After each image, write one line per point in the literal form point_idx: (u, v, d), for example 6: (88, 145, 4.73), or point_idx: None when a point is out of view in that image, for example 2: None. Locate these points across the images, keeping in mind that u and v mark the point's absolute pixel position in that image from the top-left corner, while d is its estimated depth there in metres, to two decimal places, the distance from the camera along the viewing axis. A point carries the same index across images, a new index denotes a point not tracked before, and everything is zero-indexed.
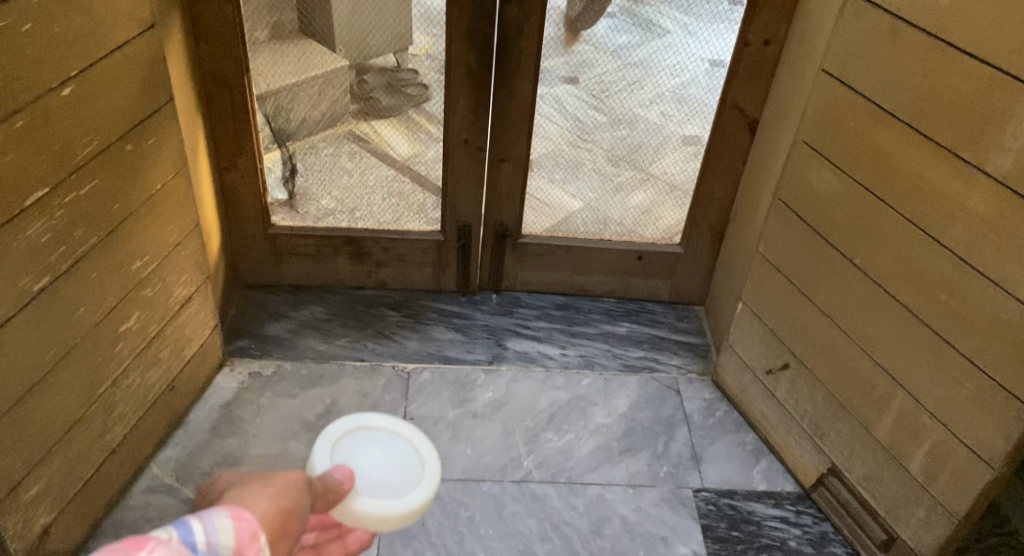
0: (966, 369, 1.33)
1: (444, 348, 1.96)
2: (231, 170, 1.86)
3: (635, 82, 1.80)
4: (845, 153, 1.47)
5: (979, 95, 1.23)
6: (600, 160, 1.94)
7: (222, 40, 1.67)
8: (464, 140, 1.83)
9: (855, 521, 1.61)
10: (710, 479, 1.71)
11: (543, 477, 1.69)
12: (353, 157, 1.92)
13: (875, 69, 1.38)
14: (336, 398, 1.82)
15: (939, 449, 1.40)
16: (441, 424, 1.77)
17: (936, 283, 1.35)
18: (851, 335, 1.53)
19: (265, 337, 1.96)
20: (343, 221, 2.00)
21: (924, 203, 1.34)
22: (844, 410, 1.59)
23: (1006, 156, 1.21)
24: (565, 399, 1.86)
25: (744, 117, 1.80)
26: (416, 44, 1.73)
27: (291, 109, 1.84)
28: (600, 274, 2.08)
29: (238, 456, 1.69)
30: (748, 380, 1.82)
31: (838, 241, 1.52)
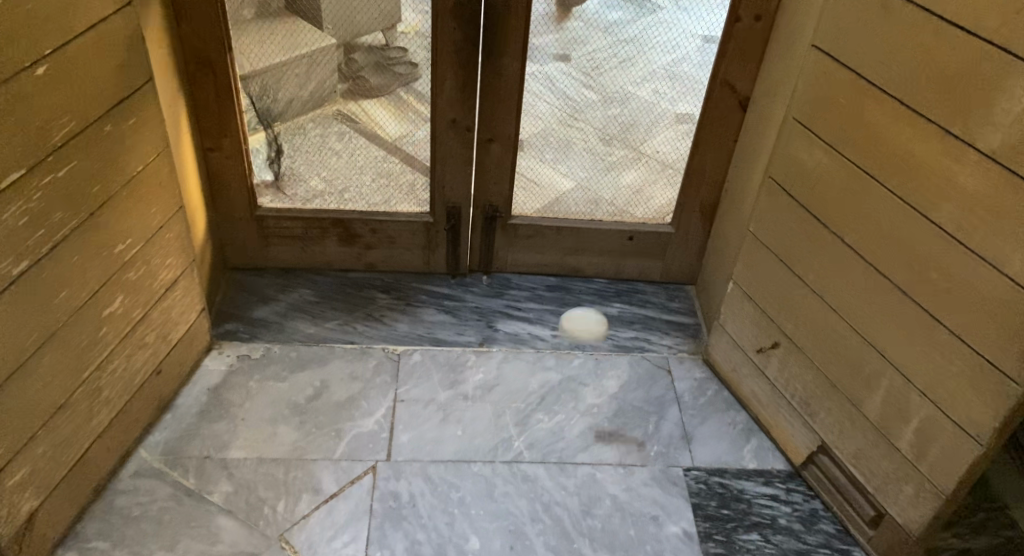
0: (955, 347, 1.33)
1: (435, 330, 1.95)
2: (216, 151, 1.84)
3: (627, 59, 1.79)
4: (836, 130, 1.47)
5: (968, 70, 1.22)
6: (592, 139, 1.92)
7: (205, 18, 1.64)
8: (452, 120, 1.82)
9: (845, 498, 1.62)
10: (700, 458, 1.72)
11: (534, 457, 1.69)
12: (342, 138, 1.89)
13: (866, 45, 1.38)
14: (326, 381, 1.81)
15: (928, 426, 1.41)
16: (432, 407, 1.77)
17: (925, 261, 1.35)
18: (841, 314, 1.54)
19: (253, 320, 1.94)
20: (331, 203, 1.98)
21: (913, 180, 1.34)
22: (834, 388, 1.59)
23: (996, 132, 1.20)
24: (556, 380, 1.85)
25: (735, 94, 1.79)
26: (404, 22, 1.71)
27: (278, 89, 1.81)
28: (591, 255, 2.07)
29: (227, 440, 1.68)
30: (738, 359, 1.82)
31: (829, 219, 1.52)
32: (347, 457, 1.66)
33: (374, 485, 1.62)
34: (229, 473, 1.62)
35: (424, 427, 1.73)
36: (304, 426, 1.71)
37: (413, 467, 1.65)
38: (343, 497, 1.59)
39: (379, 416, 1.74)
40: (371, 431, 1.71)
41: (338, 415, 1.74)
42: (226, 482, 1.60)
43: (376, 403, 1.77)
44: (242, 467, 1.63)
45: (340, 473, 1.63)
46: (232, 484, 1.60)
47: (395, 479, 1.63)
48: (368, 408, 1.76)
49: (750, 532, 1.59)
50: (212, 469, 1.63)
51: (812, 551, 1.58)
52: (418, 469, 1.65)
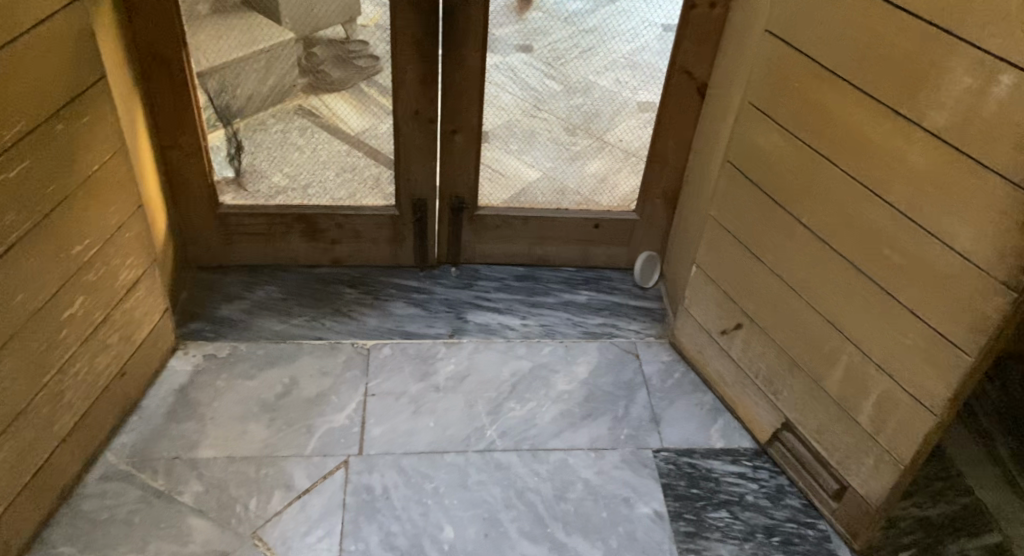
0: (910, 321, 1.38)
1: (404, 323, 1.95)
2: (175, 149, 1.81)
3: (588, 49, 1.82)
4: (792, 114, 1.50)
5: (915, 52, 1.26)
6: (557, 129, 1.95)
7: (158, 15, 1.61)
8: (414, 112, 1.81)
9: (809, 473, 1.67)
10: (669, 439, 1.76)
11: (507, 446, 1.70)
12: (304, 133, 1.88)
13: (817, 30, 1.41)
14: (295, 377, 1.80)
15: (886, 400, 1.46)
16: (403, 399, 1.78)
17: (880, 240, 1.40)
18: (801, 293, 1.58)
19: (219, 319, 1.92)
20: (295, 198, 1.96)
21: (867, 161, 1.38)
22: (796, 366, 1.64)
23: (942, 111, 1.25)
24: (526, 368, 1.87)
25: (692, 81, 1.80)
26: (364, 15, 1.70)
27: (237, 85, 1.79)
28: (558, 244, 2.09)
29: (196, 439, 1.67)
30: (704, 341, 1.86)
31: (787, 201, 1.56)
32: (319, 452, 1.66)
33: (347, 480, 1.62)
34: (199, 472, 1.61)
35: (396, 420, 1.73)
36: (275, 423, 1.71)
37: (385, 460, 1.66)
38: (316, 492, 1.59)
39: (350, 410, 1.74)
40: (342, 425, 1.71)
41: (308, 411, 1.74)
42: (196, 482, 1.59)
43: (347, 398, 1.77)
44: (212, 466, 1.62)
45: (312, 469, 1.63)
46: (203, 483, 1.59)
47: (368, 473, 1.63)
48: (339, 402, 1.76)
49: (719, 510, 1.63)
50: (182, 469, 1.61)
51: (779, 526, 1.62)
52: (391, 461, 1.65)
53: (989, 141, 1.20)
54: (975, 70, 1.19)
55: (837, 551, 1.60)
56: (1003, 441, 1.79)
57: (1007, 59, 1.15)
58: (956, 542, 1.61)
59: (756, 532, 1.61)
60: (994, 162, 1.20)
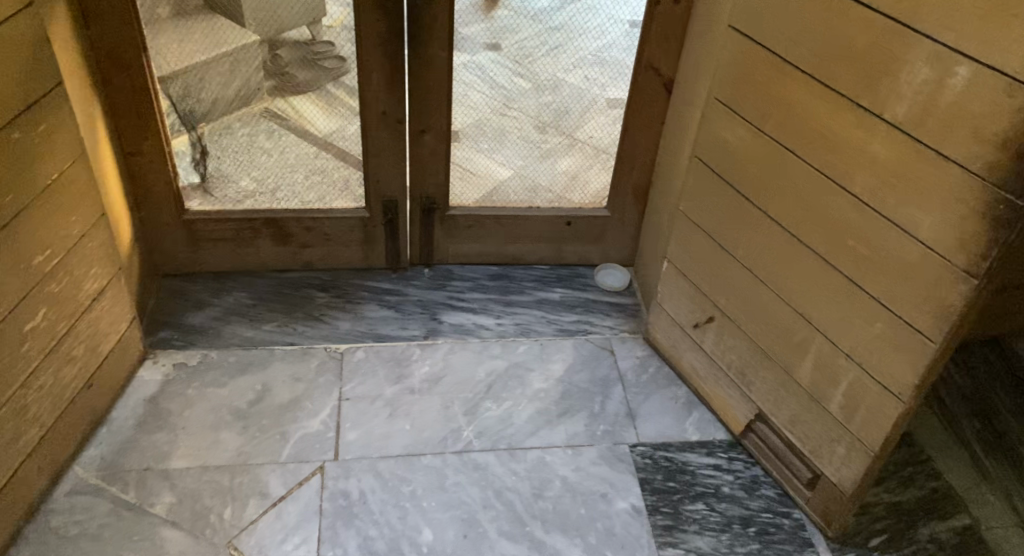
0: (877, 310, 1.41)
1: (377, 326, 1.94)
2: (138, 156, 1.78)
3: (557, 46, 1.86)
4: (758, 108, 1.52)
5: (875, 45, 1.28)
6: (528, 127, 1.99)
7: (116, 19, 1.58)
8: (382, 112, 1.80)
9: (783, 463, 1.69)
10: (646, 434, 1.77)
11: (484, 446, 1.70)
12: (272, 136, 1.87)
13: (780, 25, 1.43)
14: (268, 384, 1.78)
15: (856, 388, 1.48)
16: (379, 402, 1.76)
17: (846, 230, 1.42)
18: (770, 285, 1.60)
19: (188, 327, 1.89)
20: (264, 202, 1.94)
21: (832, 153, 1.40)
22: (768, 358, 1.66)
23: (902, 103, 1.27)
24: (502, 367, 1.87)
25: (659, 77, 1.81)
26: (329, 16, 1.69)
27: (201, 89, 1.77)
28: (531, 242, 2.09)
29: (168, 449, 1.64)
30: (677, 335, 1.87)
31: (755, 194, 1.57)
32: (294, 458, 1.64)
33: (323, 485, 1.60)
34: (171, 483, 1.58)
35: (371, 424, 1.72)
36: (248, 431, 1.69)
37: (362, 465, 1.64)
38: (292, 499, 1.57)
39: (325, 416, 1.73)
40: (317, 431, 1.70)
41: (282, 418, 1.72)
42: (169, 493, 1.57)
43: (321, 403, 1.75)
44: (185, 477, 1.59)
45: (287, 476, 1.61)
46: (176, 494, 1.57)
47: (344, 478, 1.62)
48: (313, 408, 1.74)
49: (695, 502, 1.65)
50: (153, 481, 1.58)
51: (755, 516, 1.64)
52: (367, 466, 1.64)
53: (948, 131, 1.22)
54: (932, 62, 1.22)
55: (812, 539, 1.62)
56: (969, 425, 1.83)
57: (963, 51, 1.17)
58: (927, 525, 1.64)
59: (733, 523, 1.62)
60: (954, 152, 1.22)
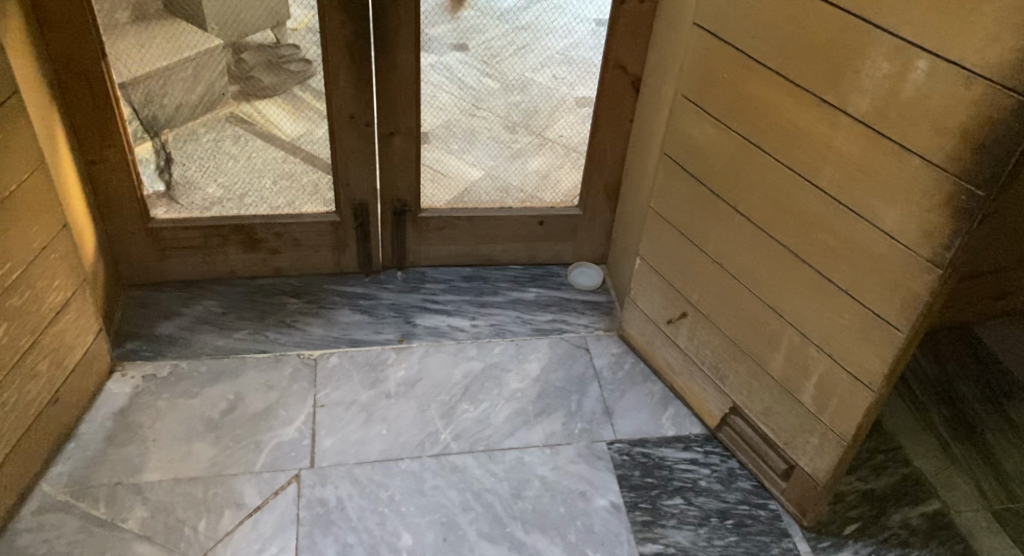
0: (846, 301, 1.42)
1: (350, 331, 1.92)
2: (100, 164, 1.75)
3: (525, 46, 1.82)
4: (724, 104, 1.53)
5: (837, 40, 1.30)
6: (497, 128, 1.96)
7: (73, 26, 1.55)
8: (350, 115, 1.78)
9: (758, 455, 1.70)
10: (623, 431, 1.77)
11: (462, 448, 1.69)
12: (238, 141, 1.84)
13: (743, 22, 1.44)
14: (240, 393, 1.75)
15: (827, 378, 1.50)
16: (354, 408, 1.75)
17: (814, 224, 1.43)
18: (741, 280, 1.61)
19: (157, 337, 1.86)
20: (231, 209, 1.91)
21: (798, 147, 1.42)
22: (740, 351, 1.67)
23: (864, 97, 1.29)
24: (478, 369, 1.86)
25: (626, 75, 1.82)
26: (293, 18, 1.67)
27: (164, 95, 1.74)
28: (503, 242, 2.08)
29: (139, 463, 1.61)
30: (651, 331, 1.88)
31: (723, 190, 1.59)
32: (269, 468, 1.62)
33: (299, 494, 1.58)
34: (144, 497, 1.55)
35: (347, 430, 1.71)
36: (221, 441, 1.66)
37: (339, 471, 1.63)
38: (267, 509, 1.55)
39: (299, 423, 1.71)
40: (292, 439, 1.68)
41: (255, 426, 1.69)
42: (141, 507, 1.54)
43: (295, 411, 1.73)
44: (157, 490, 1.57)
45: (262, 485, 1.59)
46: (148, 508, 1.54)
47: (320, 485, 1.60)
48: (288, 416, 1.72)
49: (673, 497, 1.66)
50: (125, 495, 1.55)
51: (732, 508, 1.65)
52: (344, 472, 1.63)
53: (910, 123, 1.24)
54: (892, 56, 1.24)
55: (789, 529, 1.63)
56: (937, 411, 1.86)
57: (922, 45, 1.20)
58: (898, 511, 1.66)
59: (710, 517, 1.63)
60: (916, 144, 1.24)
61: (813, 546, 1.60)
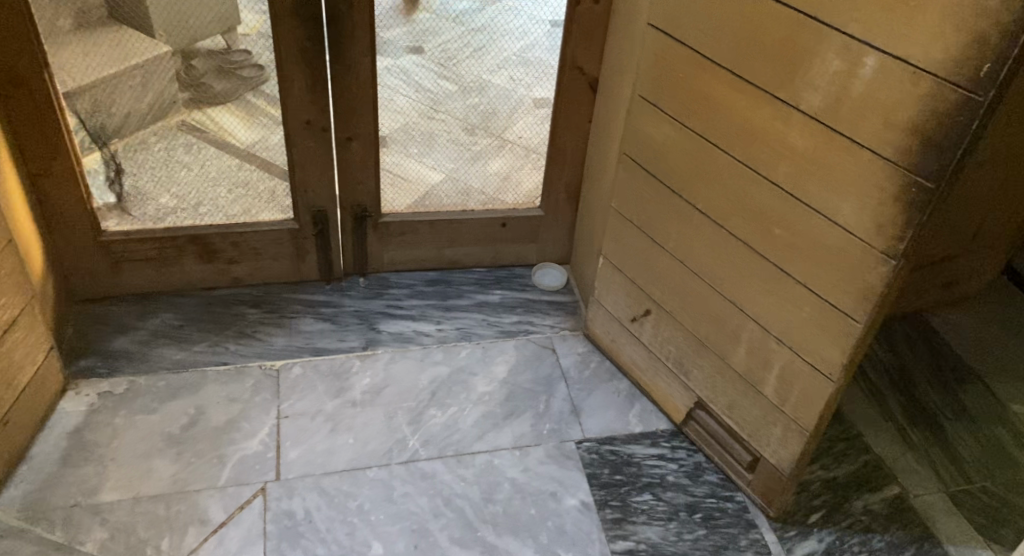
0: (804, 295, 1.45)
1: (313, 339, 1.89)
2: (45, 177, 1.69)
3: (480, 48, 1.83)
4: (680, 104, 1.54)
5: (788, 39, 1.32)
6: (455, 130, 1.95)
7: (13, 35, 1.50)
8: (306, 121, 1.76)
9: (724, 448, 1.72)
10: (591, 429, 1.78)
11: (430, 454, 1.68)
12: (190, 150, 1.80)
13: (698, 21, 1.45)
14: (201, 407, 1.72)
15: (788, 370, 1.53)
16: (319, 418, 1.72)
17: (772, 219, 1.45)
18: (703, 276, 1.63)
19: (112, 353, 1.81)
20: (186, 219, 1.87)
21: (754, 144, 1.44)
22: (704, 346, 1.69)
23: (816, 94, 1.32)
24: (444, 373, 1.85)
25: (584, 76, 1.83)
26: (244, 24, 1.64)
27: (111, 104, 1.69)
28: (466, 245, 2.07)
29: (97, 483, 1.56)
30: (616, 329, 1.89)
31: (683, 188, 1.60)
32: (233, 482, 1.59)
33: (265, 507, 1.55)
34: (103, 518, 1.51)
35: (313, 440, 1.68)
36: (183, 457, 1.62)
37: (305, 483, 1.60)
38: (233, 524, 1.52)
39: (263, 436, 1.68)
40: (257, 452, 1.65)
41: (218, 441, 1.66)
42: (100, 528, 1.49)
43: (259, 423, 1.70)
44: (117, 510, 1.52)
45: (227, 500, 1.56)
46: (108, 529, 1.49)
47: (287, 498, 1.57)
48: (251, 428, 1.69)
49: (642, 493, 1.67)
50: (83, 517, 1.51)
51: (700, 502, 1.67)
52: (311, 483, 1.60)
53: (861, 118, 1.27)
54: (842, 53, 1.26)
55: (756, 520, 1.65)
56: (894, 398, 1.91)
57: (870, 42, 1.22)
58: (860, 498, 1.70)
59: (679, 511, 1.64)
60: (868, 139, 1.27)
61: (779, 536, 1.63)
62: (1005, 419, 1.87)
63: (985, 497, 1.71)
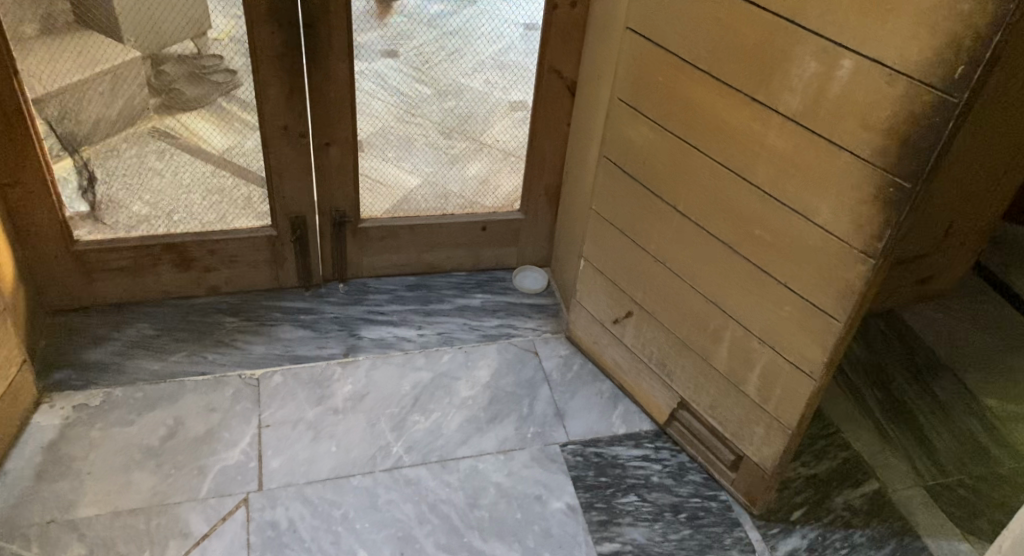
0: (785, 294, 1.46)
1: (293, 347, 1.87)
2: (16, 187, 1.66)
3: (455, 51, 1.82)
4: (658, 106, 1.55)
5: (765, 42, 1.34)
6: (432, 134, 1.94)
7: None
8: (283, 127, 1.74)
9: (707, 448, 1.73)
10: (575, 432, 1.78)
11: (414, 460, 1.67)
12: (162, 156, 1.77)
13: (674, 25, 1.46)
14: (180, 417, 1.69)
15: (770, 369, 1.54)
16: (301, 426, 1.70)
17: (752, 219, 1.46)
18: (683, 277, 1.63)
19: (87, 365, 1.77)
20: (160, 227, 1.84)
21: (733, 146, 1.44)
22: (686, 347, 1.69)
23: (794, 96, 1.33)
24: (427, 378, 1.84)
25: (562, 80, 1.83)
26: (215, 28, 1.62)
27: (80, 110, 1.67)
28: (446, 249, 2.07)
29: (73, 498, 1.53)
30: (598, 331, 1.89)
31: (662, 190, 1.60)
32: (214, 493, 1.57)
33: (248, 518, 1.53)
34: (80, 533, 1.48)
35: (295, 449, 1.66)
36: (162, 469, 1.60)
37: (288, 492, 1.58)
38: (215, 536, 1.50)
39: (244, 445, 1.65)
40: (237, 462, 1.62)
41: (198, 452, 1.63)
42: (78, 544, 1.46)
43: (239, 433, 1.68)
44: (95, 525, 1.49)
45: (209, 512, 1.54)
46: (86, 545, 1.46)
47: (270, 508, 1.56)
48: (231, 438, 1.66)
49: (628, 494, 1.67)
50: (60, 533, 1.48)
51: (684, 502, 1.67)
52: (294, 493, 1.58)
53: (839, 120, 1.28)
54: (819, 56, 1.27)
55: (740, 518, 1.66)
56: (872, 394, 1.93)
57: (846, 44, 1.23)
58: (841, 494, 1.71)
59: (664, 512, 1.65)
60: (845, 140, 1.28)
61: (763, 533, 1.64)
62: (979, 412, 1.90)
63: (961, 490, 1.73)
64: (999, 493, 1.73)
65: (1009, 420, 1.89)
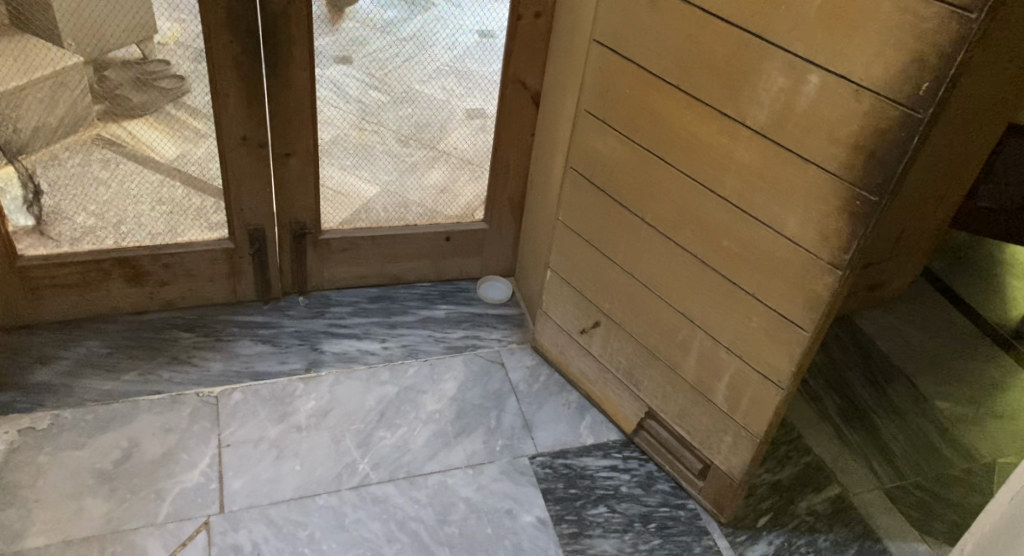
0: (753, 305, 1.47)
1: (252, 363, 1.82)
2: None
3: (410, 58, 1.74)
4: (626, 118, 1.55)
5: (732, 56, 1.34)
6: (390, 141, 1.86)
7: None
8: (241, 137, 1.69)
9: (675, 456, 1.74)
10: (543, 443, 1.77)
11: (381, 477, 1.63)
12: (107, 165, 1.68)
13: (642, 39, 1.46)
14: (134, 439, 1.62)
15: (738, 379, 1.55)
16: (263, 445, 1.65)
17: (720, 231, 1.47)
18: (651, 287, 1.64)
19: (32, 386, 1.69)
20: (109, 239, 1.77)
21: (701, 158, 1.45)
22: (653, 357, 1.70)
23: (762, 110, 1.33)
24: (392, 393, 1.80)
25: (526, 90, 1.82)
26: (161, 32, 1.55)
27: (17, 117, 1.57)
28: (408, 260, 2.03)
29: (21, 527, 1.45)
30: (565, 341, 1.88)
31: (629, 201, 1.60)
32: (173, 518, 1.51)
33: (210, 542, 1.48)
34: None
35: (257, 469, 1.61)
36: (116, 494, 1.53)
37: (251, 514, 1.53)
38: None
39: (204, 467, 1.59)
40: (197, 484, 1.56)
41: (155, 475, 1.57)
42: None
43: (198, 454, 1.62)
44: None
45: (167, 537, 1.47)
46: None
47: (233, 531, 1.50)
48: (190, 460, 1.60)
49: (597, 506, 1.67)
50: None
51: (654, 512, 1.68)
52: (257, 515, 1.53)
53: (805, 135, 1.29)
54: (786, 72, 1.28)
55: (707, 527, 1.67)
56: (831, 399, 1.97)
57: (812, 60, 1.25)
58: (805, 499, 1.74)
59: (634, 522, 1.65)
60: (813, 154, 1.30)
61: (731, 541, 1.65)
62: (931, 414, 1.96)
63: (917, 492, 1.78)
64: (952, 494, 1.78)
65: (959, 421, 1.95)
